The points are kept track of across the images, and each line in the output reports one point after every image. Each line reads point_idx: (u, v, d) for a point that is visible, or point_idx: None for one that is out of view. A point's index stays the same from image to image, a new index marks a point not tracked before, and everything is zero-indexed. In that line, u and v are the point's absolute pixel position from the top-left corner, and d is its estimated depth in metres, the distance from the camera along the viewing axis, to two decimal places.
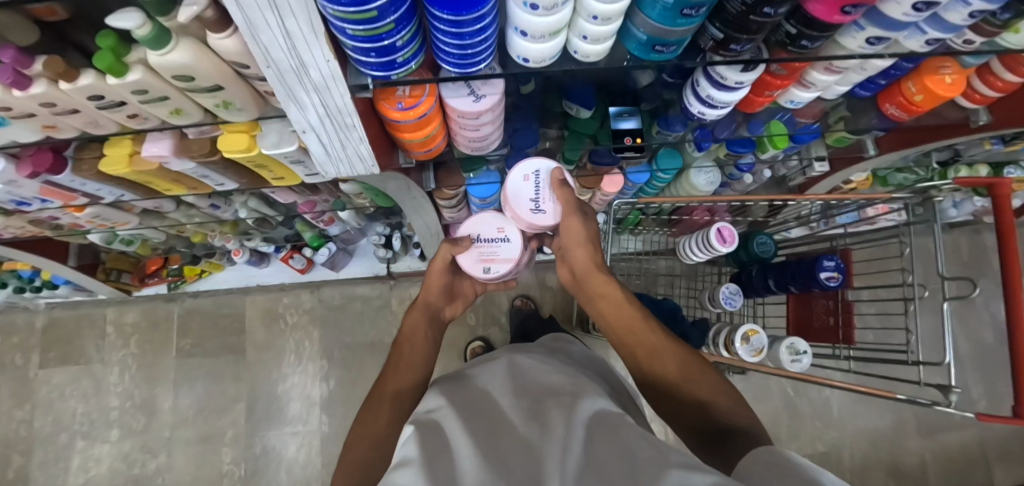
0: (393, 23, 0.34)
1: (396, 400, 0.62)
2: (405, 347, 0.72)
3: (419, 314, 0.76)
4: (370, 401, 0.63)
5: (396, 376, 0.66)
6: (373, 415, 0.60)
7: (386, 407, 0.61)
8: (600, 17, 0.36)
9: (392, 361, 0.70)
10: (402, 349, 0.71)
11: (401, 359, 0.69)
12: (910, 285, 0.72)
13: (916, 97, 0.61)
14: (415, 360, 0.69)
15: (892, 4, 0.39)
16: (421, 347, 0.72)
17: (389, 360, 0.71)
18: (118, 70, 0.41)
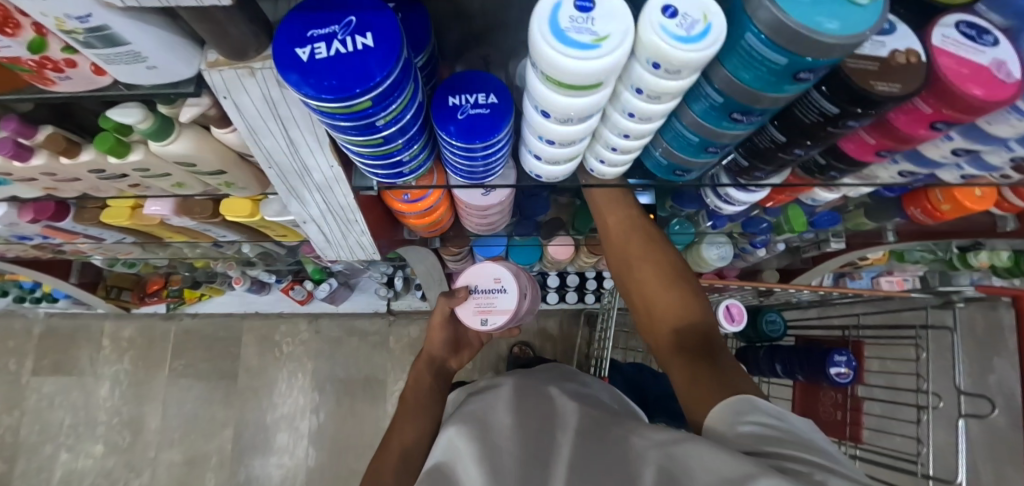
0: (401, 144, 0.33)
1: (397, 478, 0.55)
2: (410, 410, 0.64)
3: (424, 370, 0.69)
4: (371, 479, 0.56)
5: (399, 447, 0.59)
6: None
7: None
8: (620, 149, 0.34)
9: (396, 427, 0.62)
10: (407, 413, 0.63)
11: (405, 426, 0.61)
12: (925, 392, 0.68)
13: (943, 205, 0.58)
14: (419, 425, 0.61)
15: (930, 146, 0.37)
16: (428, 408, 0.63)
17: (394, 426, 0.63)
18: (120, 151, 0.39)
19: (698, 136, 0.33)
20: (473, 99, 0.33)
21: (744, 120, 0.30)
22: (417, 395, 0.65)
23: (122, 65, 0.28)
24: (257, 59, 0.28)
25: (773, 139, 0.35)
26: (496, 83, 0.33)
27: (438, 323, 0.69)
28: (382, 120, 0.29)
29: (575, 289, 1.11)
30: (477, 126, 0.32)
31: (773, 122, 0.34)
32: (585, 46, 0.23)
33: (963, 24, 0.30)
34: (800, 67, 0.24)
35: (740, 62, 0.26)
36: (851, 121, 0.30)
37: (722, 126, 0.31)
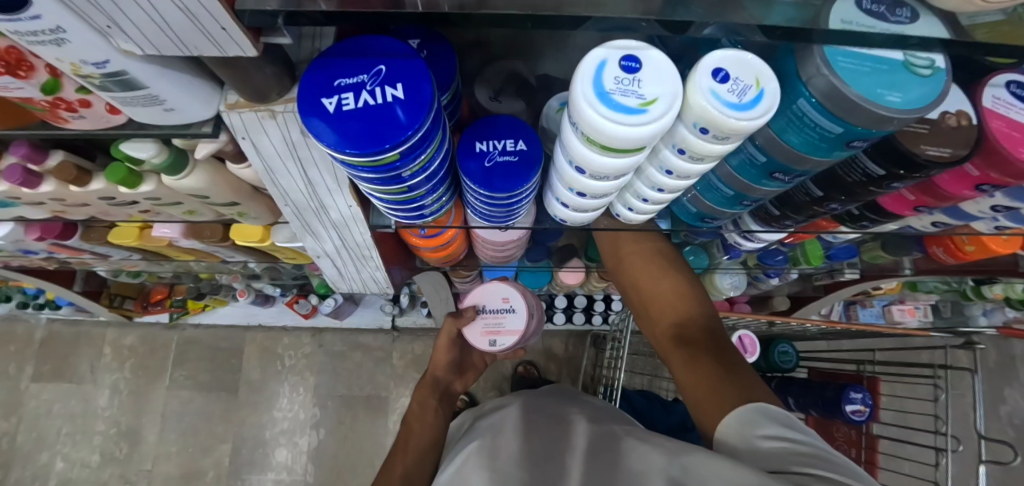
0: (425, 191, 0.32)
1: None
2: (411, 433, 0.58)
3: (428, 393, 0.64)
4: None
5: (403, 470, 0.53)
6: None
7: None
8: (650, 201, 0.33)
9: (397, 452, 0.56)
10: (409, 435, 0.58)
11: (407, 448, 0.56)
12: (944, 435, 0.66)
13: (967, 247, 0.57)
14: (424, 448, 0.56)
15: (968, 201, 0.36)
16: (433, 431, 0.59)
17: (394, 452, 0.57)
18: (131, 181, 0.38)
19: (733, 189, 0.32)
20: (501, 145, 0.31)
21: (785, 179, 0.29)
22: (421, 418, 0.60)
23: (139, 108, 0.27)
24: (278, 101, 0.27)
25: (809, 193, 0.34)
26: (525, 129, 0.32)
27: (441, 346, 0.65)
28: (408, 170, 0.28)
29: (582, 311, 1.10)
30: (505, 174, 0.31)
31: (810, 176, 0.33)
32: (630, 110, 0.22)
33: (1014, 84, 0.28)
34: (853, 136, 0.23)
35: (787, 124, 0.24)
36: (895, 183, 0.29)
37: (761, 183, 0.30)
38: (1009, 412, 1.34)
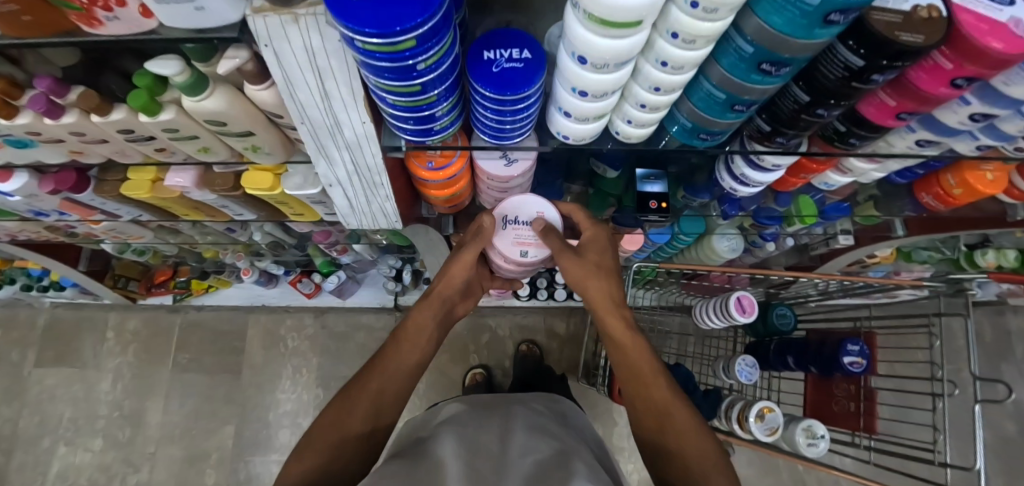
0: (437, 95, 0.34)
1: (367, 429, 0.55)
2: (399, 348, 0.61)
3: (431, 311, 0.64)
4: (341, 410, 0.56)
5: (376, 392, 0.57)
6: (341, 435, 0.54)
7: (356, 435, 0.54)
8: (648, 106, 0.35)
9: (381, 360, 0.60)
10: (396, 352, 0.60)
11: (389, 368, 0.59)
12: (940, 381, 0.67)
13: (956, 190, 0.59)
14: (404, 374, 0.59)
15: (947, 112, 0.38)
16: (417, 361, 0.61)
17: (378, 358, 0.60)
18: (152, 109, 0.40)
19: (723, 91, 0.34)
20: (507, 54, 0.34)
21: (773, 71, 0.31)
22: (415, 337, 0.62)
23: (168, 6, 0.28)
24: (301, 5, 0.27)
25: (796, 99, 0.36)
26: (531, 40, 0.34)
27: (460, 265, 0.62)
28: (422, 63, 0.29)
29: None
30: (512, 76, 0.33)
31: (795, 80, 0.35)
32: None
33: None
34: (831, 6, 0.24)
35: (772, 6, 0.26)
36: (875, 75, 0.31)
37: (750, 79, 0.32)
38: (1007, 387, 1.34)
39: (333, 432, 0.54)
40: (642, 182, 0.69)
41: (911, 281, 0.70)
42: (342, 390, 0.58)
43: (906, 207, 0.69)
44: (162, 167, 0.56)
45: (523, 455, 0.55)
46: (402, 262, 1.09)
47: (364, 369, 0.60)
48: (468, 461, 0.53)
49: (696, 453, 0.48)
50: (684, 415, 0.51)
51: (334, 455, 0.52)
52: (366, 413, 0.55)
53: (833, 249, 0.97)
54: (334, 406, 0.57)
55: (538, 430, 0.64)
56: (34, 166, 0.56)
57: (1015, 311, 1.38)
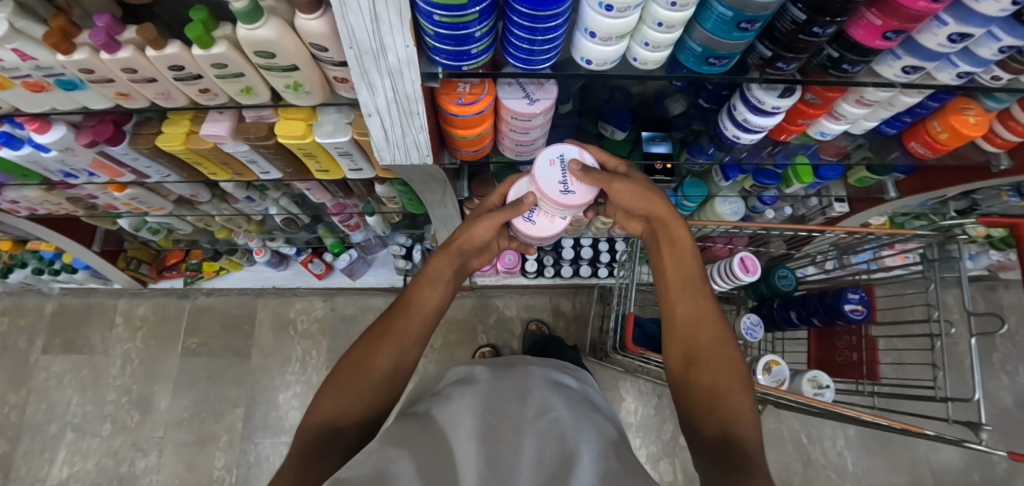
0: (476, 13, 0.36)
1: (391, 370, 0.53)
2: (419, 295, 0.61)
3: (450, 260, 0.66)
4: (365, 351, 0.54)
5: (399, 334, 0.56)
6: (366, 374, 0.52)
7: (379, 376, 0.52)
8: (665, 24, 0.38)
9: (403, 306, 0.60)
10: (417, 296, 0.61)
11: (410, 313, 0.59)
12: (937, 321, 0.72)
13: (942, 135, 0.63)
14: (425, 318, 0.60)
15: (929, 34, 0.43)
16: (437, 305, 0.62)
17: (398, 304, 0.60)
18: (205, 42, 0.42)
19: (732, 10, 0.37)
20: None
21: None
22: (433, 284, 0.63)
23: None
24: None
25: (794, 20, 0.40)
26: None
27: (485, 224, 0.66)
28: None
29: (589, 263, 1.14)
30: None
31: (795, 2, 0.39)
32: None
33: None
34: None
35: None
36: None
37: None
38: (1001, 358, 1.38)
39: (359, 372, 0.52)
40: (648, 143, 0.74)
41: (908, 232, 0.76)
42: (365, 334, 0.57)
43: (895, 158, 0.74)
44: (197, 119, 0.59)
45: (541, 414, 0.48)
46: (412, 240, 1.11)
47: (386, 316, 0.59)
48: (484, 418, 0.47)
49: (723, 384, 0.48)
50: (722, 346, 0.51)
51: (357, 397, 0.50)
52: (390, 353, 0.54)
53: (830, 218, 1.02)
54: (357, 349, 0.55)
55: (558, 387, 0.58)
56: (71, 120, 0.58)
57: (1006, 286, 1.42)
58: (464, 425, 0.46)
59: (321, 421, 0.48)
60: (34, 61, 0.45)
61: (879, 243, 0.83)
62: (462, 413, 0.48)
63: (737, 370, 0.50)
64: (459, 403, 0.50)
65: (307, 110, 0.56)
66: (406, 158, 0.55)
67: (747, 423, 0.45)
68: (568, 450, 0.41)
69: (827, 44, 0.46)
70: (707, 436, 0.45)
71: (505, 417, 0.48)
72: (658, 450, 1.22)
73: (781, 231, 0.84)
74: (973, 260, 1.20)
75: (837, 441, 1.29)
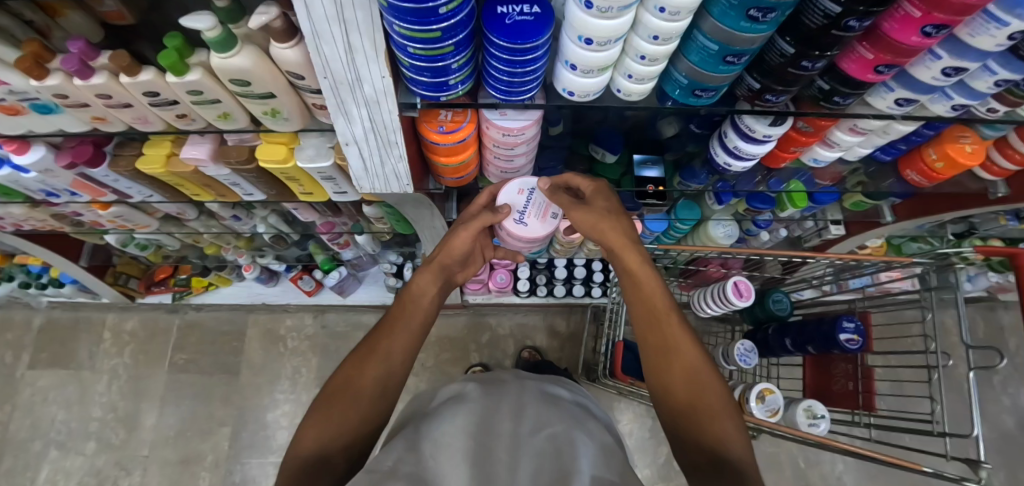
0: (452, 45, 0.35)
1: (379, 393, 0.51)
2: (403, 314, 0.59)
3: (432, 280, 0.63)
4: (351, 376, 0.52)
5: (385, 355, 0.54)
6: (352, 400, 0.50)
7: (368, 398, 0.51)
8: (648, 58, 0.38)
9: (389, 324, 0.58)
10: (402, 313, 0.59)
11: (397, 330, 0.57)
12: (934, 352, 0.69)
13: (937, 163, 0.62)
14: (410, 337, 0.57)
15: (922, 68, 0.43)
16: (421, 317, 0.60)
17: (383, 325, 0.58)
18: (179, 69, 0.42)
19: (716, 43, 0.37)
20: (519, 8, 0.36)
21: (761, 18, 0.33)
22: (416, 304, 0.60)
23: None
24: None
25: (783, 53, 0.40)
26: None
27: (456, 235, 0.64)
28: (444, 7, 0.31)
29: (583, 282, 1.12)
30: (522, 27, 0.35)
31: (782, 36, 0.39)
32: None
33: None
34: None
35: None
36: (853, 22, 0.35)
37: (740, 27, 0.35)
38: (1001, 380, 1.34)
39: (344, 399, 0.50)
40: (640, 167, 0.72)
41: (903, 259, 0.75)
42: (350, 358, 0.54)
43: (891, 185, 0.73)
44: (179, 142, 0.58)
45: (536, 430, 0.47)
46: (403, 258, 1.10)
47: (372, 336, 0.57)
48: (478, 439, 0.45)
49: (709, 414, 0.47)
50: (697, 369, 0.50)
51: (344, 426, 0.48)
52: (378, 374, 0.52)
53: (826, 240, 1.00)
54: (342, 371, 0.53)
55: (550, 398, 0.56)
56: (52, 141, 0.57)
57: (1006, 307, 1.40)
58: (455, 448, 0.44)
59: (306, 454, 0.46)
60: (7, 86, 0.44)
61: (874, 269, 0.81)
62: (456, 432, 0.46)
63: (714, 383, 0.49)
64: (450, 422, 0.48)
65: (289, 135, 0.55)
66: (387, 187, 0.53)
67: (736, 447, 0.45)
68: (564, 470, 0.41)
69: (818, 75, 0.46)
70: (701, 474, 0.45)
71: (499, 437, 0.46)
72: (654, 474, 1.19)
73: (776, 256, 0.82)
74: (972, 282, 1.18)
75: (836, 465, 1.26)
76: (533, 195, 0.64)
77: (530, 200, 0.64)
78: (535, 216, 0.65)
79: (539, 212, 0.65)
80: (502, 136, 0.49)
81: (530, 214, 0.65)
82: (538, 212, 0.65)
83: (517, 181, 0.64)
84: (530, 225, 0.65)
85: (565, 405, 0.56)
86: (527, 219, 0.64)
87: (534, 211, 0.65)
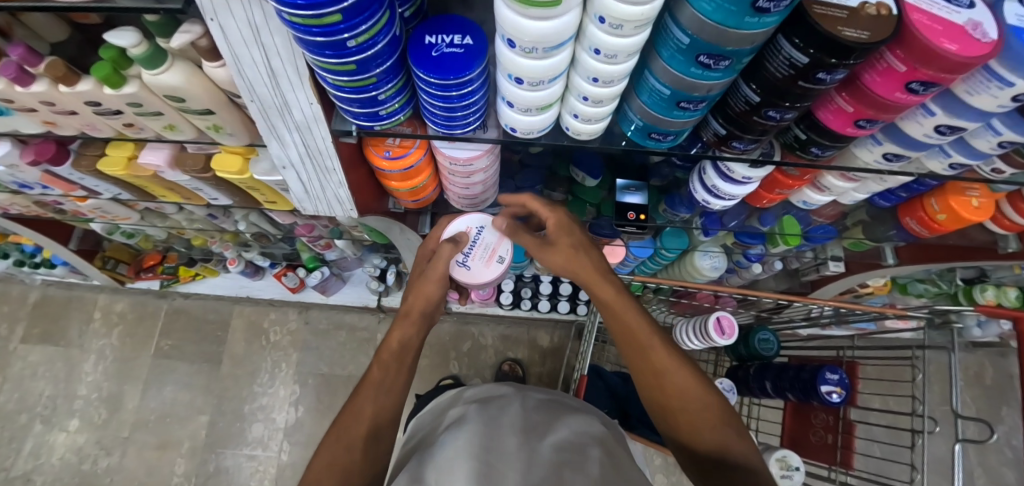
0: (376, 76, 0.33)
1: (368, 461, 0.46)
2: (385, 370, 0.54)
3: (410, 330, 0.58)
4: (336, 446, 0.46)
5: (371, 416, 0.49)
6: (342, 473, 0.44)
7: (359, 471, 0.45)
8: (591, 99, 0.34)
9: (370, 378, 0.52)
10: (379, 371, 0.53)
11: (377, 390, 0.51)
12: (921, 417, 0.64)
13: (939, 215, 0.57)
14: (391, 393, 0.52)
15: (913, 123, 0.38)
16: (400, 368, 0.54)
17: (364, 383, 0.53)
18: (114, 81, 0.40)
19: (668, 88, 0.33)
20: (448, 39, 0.33)
21: (712, 65, 0.29)
22: (399, 355, 0.55)
23: None
24: None
25: (747, 100, 0.36)
26: (473, 27, 0.34)
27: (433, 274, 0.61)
28: (354, 40, 0.28)
29: (567, 298, 1.10)
30: (450, 62, 0.32)
31: (746, 82, 0.35)
32: None
33: None
34: None
35: None
36: (822, 75, 0.30)
37: (692, 74, 0.31)
38: (1005, 432, 1.26)
39: (333, 472, 0.44)
40: (622, 192, 0.65)
41: (898, 310, 0.69)
42: (332, 429, 0.49)
43: (891, 231, 0.68)
44: (139, 145, 0.57)
45: (543, 443, 0.44)
46: (386, 262, 1.09)
47: (352, 400, 0.51)
48: (482, 457, 0.42)
49: (688, 396, 0.49)
50: (691, 379, 0.50)
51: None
52: (365, 441, 0.47)
53: (824, 275, 0.94)
54: (325, 445, 0.47)
55: (558, 409, 0.52)
56: (16, 137, 0.57)
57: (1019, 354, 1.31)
58: (460, 468, 0.41)
59: None
60: None
61: (870, 317, 0.76)
62: (460, 454, 0.43)
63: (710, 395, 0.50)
64: (454, 444, 0.44)
65: (244, 146, 0.53)
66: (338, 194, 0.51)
67: (739, 448, 0.46)
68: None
69: (794, 123, 0.42)
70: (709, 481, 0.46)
71: (504, 451, 0.43)
72: None
73: (763, 296, 0.78)
74: (981, 328, 1.10)
75: None
76: (481, 237, 0.65)
77: (478, 242, 0.65)
78: (476, 260, 0.64)
79: (483, 257, 0.65)
80: (450, 165, 0.48)
81: (474, 259, 0.64)
82: (480, 255, 0.64)
83: (469, 221, 0.65)
84: (469, 269, 0.64)
85: (577, 415, 0.52)
86: (468, 262, 0.64)
87: (477, 254, 0.64)
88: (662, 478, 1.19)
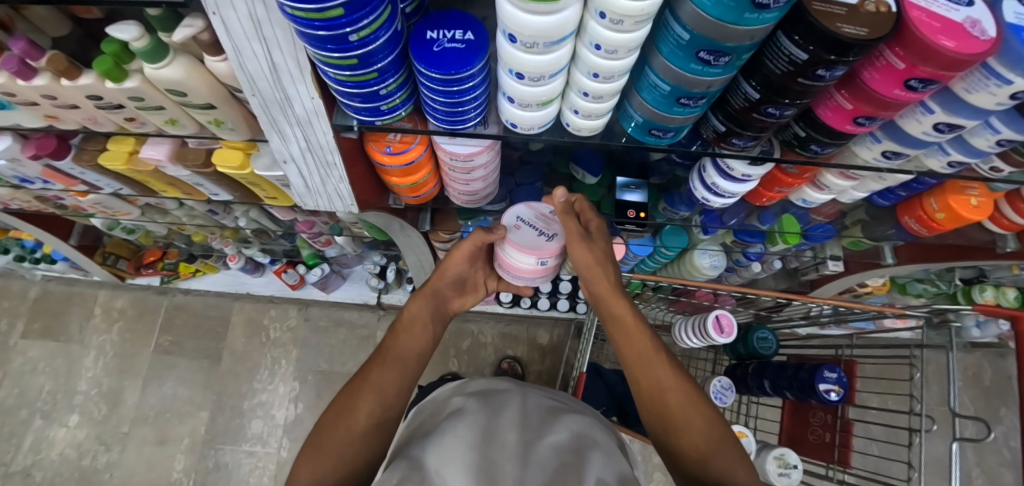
0: (377, 71, 0.33)
1: (372, 426, 0.46)
2: (398, 343, 0.56)
3: (425, 305, 0.62)
4: (342, 405, 0.48)
5: (379, 386, 0.50)
6: (345, 429, 0.45)
7: (361, 432, 0.46)
8: (591, 94, 0.35)
9: (382, 355, 0.54)
10: (394, 343, 0.55)
11: (388, 362, 0.53)
12: (918, 416, 0.64)
13: (938, 214, 0.57)
14: (402, 366, 0.53)
15: (912, 120, 0.39)
16: (413, 346, 0.56)
17: (380, 351, 0.54)
18: (115, 76, 0.40)
19: (668, 84, 0.33)
20: (450, 34, 0.33)
21: (712, 61, 0.30)
22: (414, 327, 0.58)
23: None
24: None
25: (747, 97, 0.36)
26: (474, 22, 0.34)
27: (457, 257, 0.64)
28: (355, 34, 0.28)
29: (566, 296, 1.11)
30: (450, 57, 0.32)
31: (746, 78, 0.35)
32: None
33: None
34: None
35: None
36: (822, 72, 0.30)
37: (691, 70, 0.31)
38: (1003, 433, 1.27)
39: (337, 430, 0.45)
40: (621, 190, 0.64)
41: (896, 309, 0.70)
42: (343, 390, 0.50)
43: (890, 231, 0.68)
44: (140, 140, 0.57)
45: (541, 441, 0.44)
46: (386, 260, 1.11)
47: (365, 366, 0.53)
48: (481, 450, 0.42)
49: (680, 399, 0.51)
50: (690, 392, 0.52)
51: (342, 456, 0.43)
52: (371, 407, 0.48)
53: (823, 275, 0.94)
54: (334, 405, 0.48)
55: (557, 408, 0.52)
56: (17, 131, 0.57)
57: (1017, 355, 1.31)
58: (459, 459, 0.41)
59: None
60: None
61: (868, 316, 0.76)
62: (460, 445, 0.42)
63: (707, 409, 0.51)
64: (453, 434, 0.44)
65: (245, 141, 0.53)
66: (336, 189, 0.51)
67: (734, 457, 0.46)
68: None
69: (793, 120, 0.42)
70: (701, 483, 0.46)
71: (505, 447, 0.43)
72: None
73: (761, 295, 0.78)
74: (980, 329, 1.10)
75: None
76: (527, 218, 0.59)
77: (531, 221, 0.59)
78: (545, 232, 0.58)
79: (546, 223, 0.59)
80: (450, 160, 0.48)
81: (546, 230, 0.58)
82: (543, 225, 0.59)
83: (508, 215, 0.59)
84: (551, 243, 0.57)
85: (575, 415, 0.52)
86: (546, 237, 0.57)
87: (541, 227, 0.58)
88: (660, 476, 1.19)
